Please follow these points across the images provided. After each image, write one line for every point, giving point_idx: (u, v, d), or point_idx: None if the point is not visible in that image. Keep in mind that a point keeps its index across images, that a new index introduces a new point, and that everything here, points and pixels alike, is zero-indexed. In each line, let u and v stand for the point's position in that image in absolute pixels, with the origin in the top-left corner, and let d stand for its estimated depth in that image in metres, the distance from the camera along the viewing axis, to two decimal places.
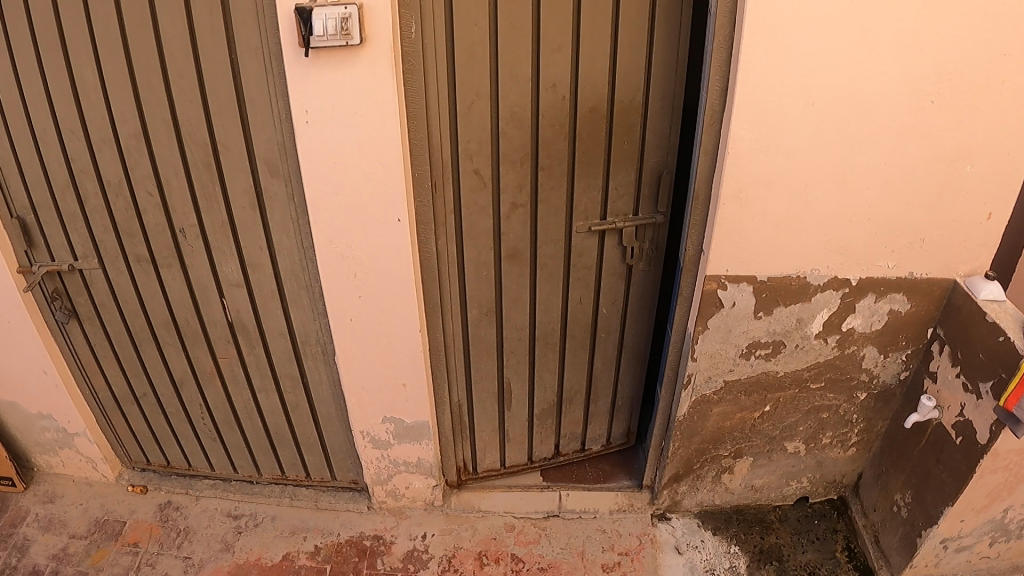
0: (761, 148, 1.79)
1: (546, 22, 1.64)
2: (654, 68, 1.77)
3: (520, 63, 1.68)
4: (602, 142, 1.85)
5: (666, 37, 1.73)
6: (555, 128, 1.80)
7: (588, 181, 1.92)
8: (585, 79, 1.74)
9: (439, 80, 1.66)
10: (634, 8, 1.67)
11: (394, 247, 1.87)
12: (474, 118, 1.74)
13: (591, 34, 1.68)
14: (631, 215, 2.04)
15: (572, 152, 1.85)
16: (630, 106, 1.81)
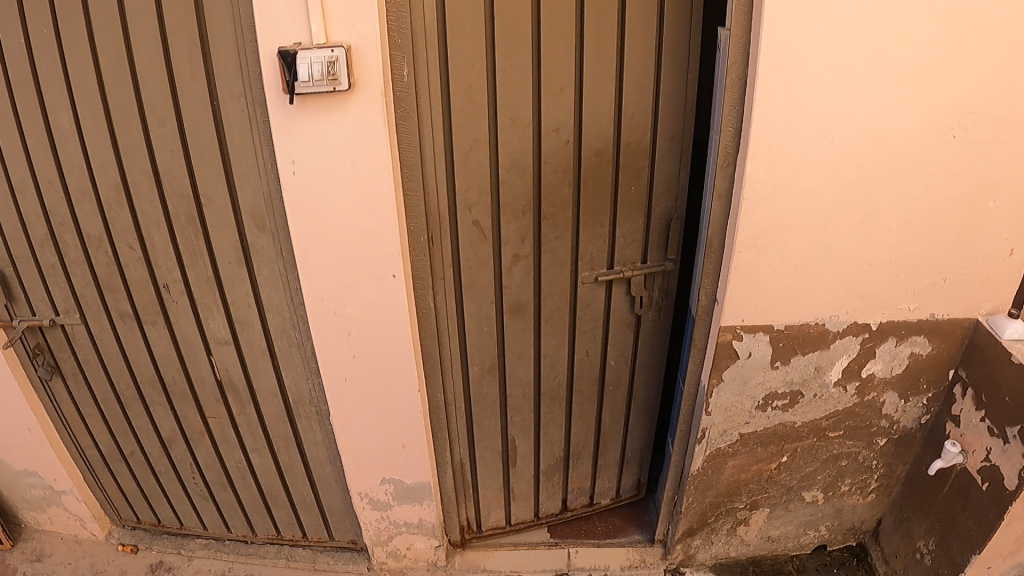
0: (780, 195, 1.66)
1: (546, 61, 1.53)
2: (663, 106, 1.66)
3: (521, 107, 1.57)
4: (608, 188, 1.74)
5: (673, 74, 1.63)
6: (559, 176, 1.68)
7: (594, 228, 1.80)
8: (589, 121, 1.63)
9: (432, 130, 1.53)
10: (640, 44, 1.57)
11: (389, 304, 1.75)
12: (472, 168, 1.61)
13: (594, 72, 1.58)
14: (640, 263, 1.93)
15: (577, 200, 1.74)
16: (637, 148, 1.70)
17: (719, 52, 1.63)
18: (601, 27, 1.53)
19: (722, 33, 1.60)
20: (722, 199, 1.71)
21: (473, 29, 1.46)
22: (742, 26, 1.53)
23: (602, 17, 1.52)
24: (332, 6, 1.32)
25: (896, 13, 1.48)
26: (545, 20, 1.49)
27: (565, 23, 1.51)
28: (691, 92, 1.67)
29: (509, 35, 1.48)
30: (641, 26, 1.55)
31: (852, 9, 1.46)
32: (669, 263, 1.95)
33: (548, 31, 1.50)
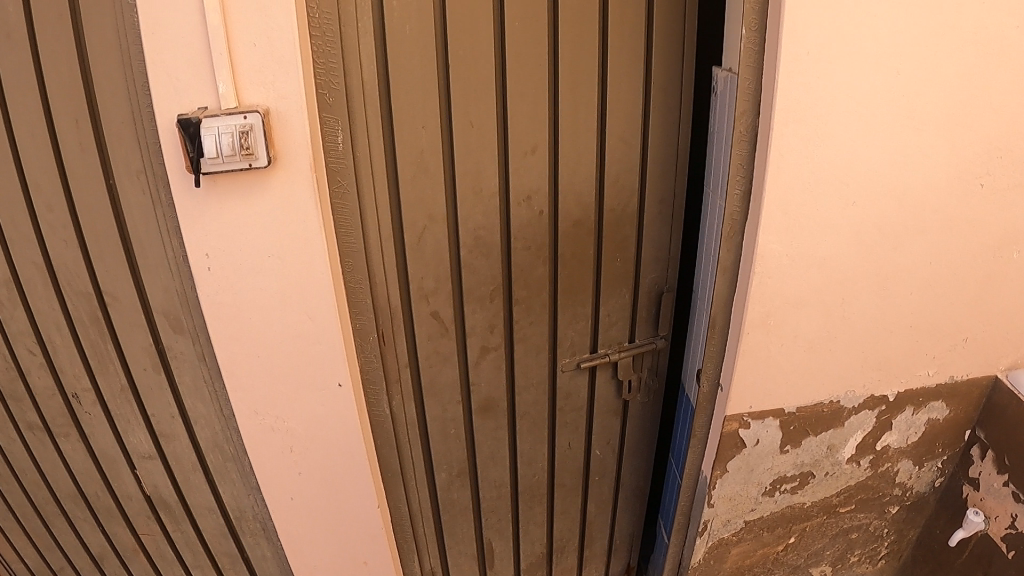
0: (797, 268, 1.38)
1: (513, 118, 1.26)
2: (651, 160, 1.41)
3: (485, 172, 1.29)
4: (589, 261, 1.47)
5: (664, 124, 1.38)
6: (531, 252, 1.40)
7: (573, 305, 1.52)
8: (566, 187, 1.36)
9: (376, 206, 1.25)
10: (623, 90, 1.32)
11: (336, 415, 1.46)
12: (429, 248, 1.33)
13: (569, 126, 1.31)
14: (626, 341, 1.66)
15: (553, 277, 1.46)
16: (623, 214, 1.44)
17: (720, 96, 1.33)
18: (578, 73, 1.27)
19: (726, 74, 1.29)
20: (725, 273, 1.42)
21: (422, 81, 1.19)
22: (750, 69, 1.22)
23: (578, 60, 1.26)
24: (244, 61, 1.03)
25: (931, 43, 1.22)
26: (510, 68, 1.22)
27: (536, 69, 1.24)
28: (683, 144, 1.42)
29: (467, 87, 1.21)
30: (624, 72, 1.30)
31: (880, 45, 1.20)
32: (659, 340, 1.68)
33: (513, 81, 1.23)
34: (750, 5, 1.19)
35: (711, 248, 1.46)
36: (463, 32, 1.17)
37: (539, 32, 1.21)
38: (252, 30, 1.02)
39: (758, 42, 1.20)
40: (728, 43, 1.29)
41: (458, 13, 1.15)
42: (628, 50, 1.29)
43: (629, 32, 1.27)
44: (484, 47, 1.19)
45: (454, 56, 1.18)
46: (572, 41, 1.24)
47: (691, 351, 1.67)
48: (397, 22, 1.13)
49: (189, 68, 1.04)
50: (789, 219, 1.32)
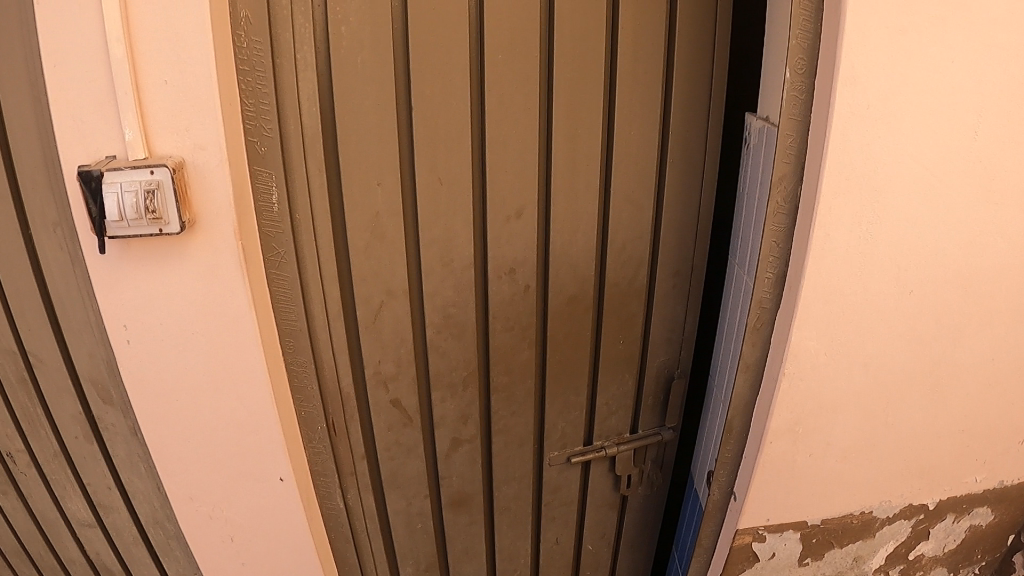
0: (839, 370, 1.12)
1: (493, 173, 0.98)
2: (667, 231, 1.11)
3: (456, 240, 1.01)
4: (586, 345, 1.20)
5: (683, 185, 1.08)
6: (514, 332, 1.13)
7: (562, 392, 1.27)
8: (561, 263, 1.08)
9: (319, 275, 0.98)
10: (639, 146, 1.03)
11: (279, 524, 1.19)
12: (385, 327, 1.06)
13: (565, 186, 1.02)
14: (628, 433, 1.40)
15: (539, 359, 1.21)
16: (630, 290, 1.16)
17: (755, 151, 1.03)
18: (578, 121, 0.99)
19: (763, 123, 0.99)
20: (749, 371, 1.13)
21: (373, 124, 0.91)
22: (794, 120, 0.92)
23: (579, 104, 0.98)
24: (153, 96, 0.79)
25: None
26: (490, 111, 0.94)
27: (524, 114, 0.96)
28: (705, 207, 1.12)
29: (433, 133, 0.94)
30: (638, 122, 1.01)
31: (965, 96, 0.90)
32: (669, 433, 1.42)
33: (494, 126, 0.95)
34: (797, 37, 0.88)
35: (736, 338, 1.16)
36: (425, 62, 0.90)
37: (529, 67, 0.94)
38: (165, 61, 0.78)
39: (806, 87, 0.90)
40: (767, 83, 0.98)
41: (423, 41, 0.89)
42: (644, 95, 1.00)
43: (647, 72, 0.98)
44: (455, 83, 0.92)
45: (416, 94, 0.91)
46: (570, 79, 0.96)
47: (706, 446, 1.41)
48: (346, 51, 0.87)
49: (92, 102, 0.80)
50: (836, 313, 1.04)
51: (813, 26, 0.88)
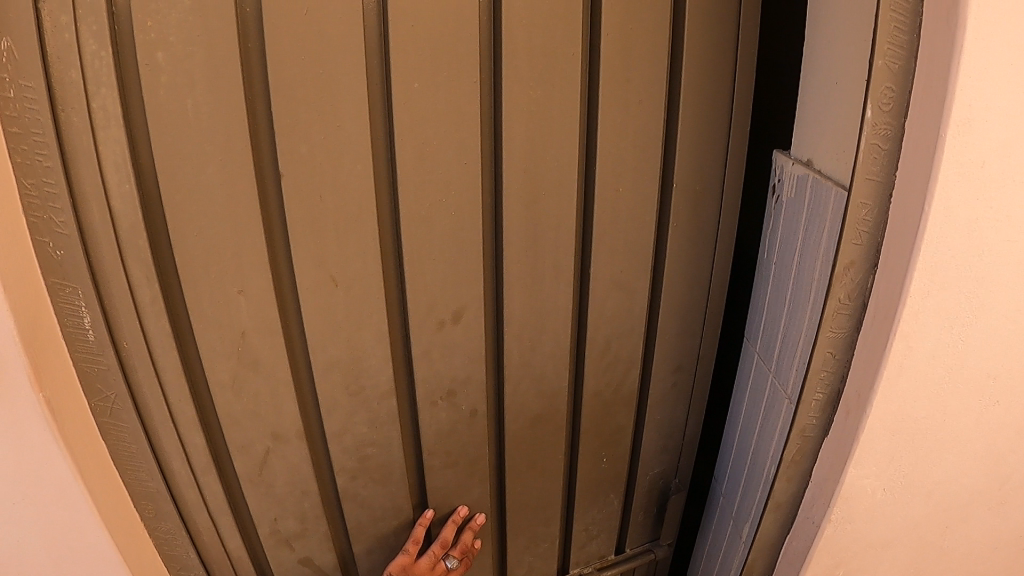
0: (909, 516, 0.77)
1: (413, 265, 0.63)
2: (664, 318, 0.80)
3: (367, 361, 0.67)
4: (560, 472, 0.87)
5: (688, 258, 0.77)
6: (463, 468, 0.78)
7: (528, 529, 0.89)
8: (522, 377, 0.75)
9: (175, 427, 0.63)
10: (630, 214, 0.70)
11: None
12: (279, 478, 0.70)
13: (526, 274, 0.69)
14: (611, 553, 0.99)
15: (495, 496, 0.84)
16: (617, 397, 0.83)
17: (795, 206, 0.68)
18: (542, 183, 0.65)
19: (812, 174, 0.64)
20: (780, 506, 0.78)
21: (219, 201, 0.55)
22: (874, 186, 0.57)
23: (545, 157, 0.64)
24: None
25: None
26: (403, 175, 0.59)
27: (461, 175, 0.61)
28: (717, 283, 0.80)
29: (317, 208, 0.58)
30: (630, 184, 0.69)
31: None
32: (666, 548, 1.02)
33: (410, 197, 0.60)
34: (885, 62, 0.53)
35: (759, 464, 0.81)
36: (298, 106, 0.54)
37: (467, 108, 0.59)
38: None
39: (895, 136, 0.55)
40: (815, 114, 0.65)
41: (287, 69, 0.52)
42: (643, 144, 0.67)
43: (642, 111, 0.66)
44: (347, 134, 0.56)
45: (285, 152, 0.55)
46: (529, 122, 0.62)
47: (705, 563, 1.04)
48: (164, 91, 0.50)
49: None
50: (915, 446, 0.70)
51: (908, 42, 0.53)
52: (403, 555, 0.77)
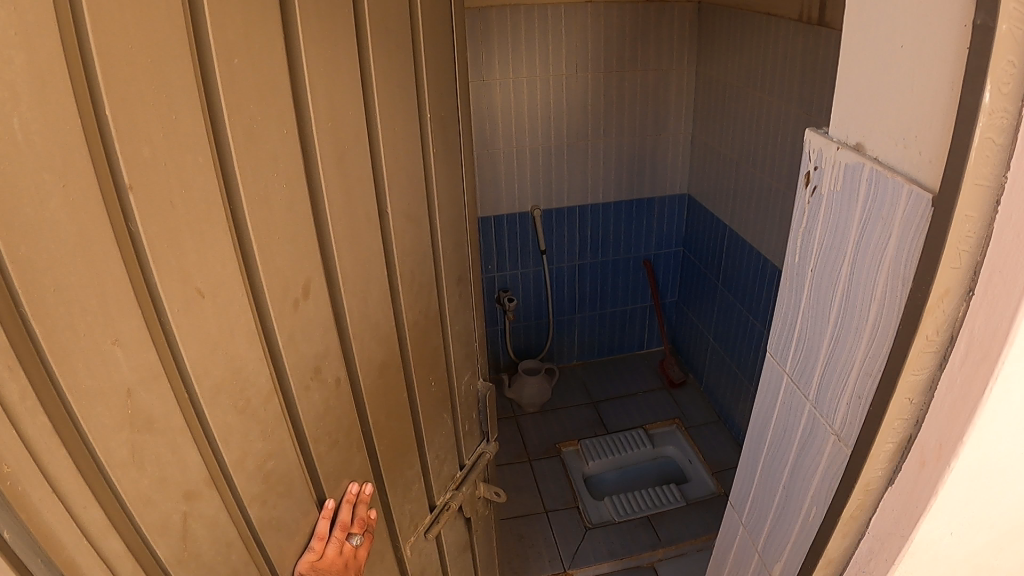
0: (976, 560, 0.65)
1: (264, 250, 0.61)
2: (442, 234, 0.86)
3: (246, 370, 0.63)
4: (411, 421, 0.89)
5: (449, 171, 0.84)
6: (343, 444, 0.77)
7: (406, 481, 0.90)
8: (368, 325, 0.76)
9: (84, 537, 0.54)
10: (403, 143, 0.75)
11: None
12: (203, 541, 0.64)
13: (349, 226, 0.69)
14: (460, 469, 1.04)
15: (373, 464, 0.84)
16: (429, 318, 0.87)
17: (842, 204, 0.58)
18: (343, 133, 0.66)
19: (869, 166, 0.54)
20: (832, 564, 0.69)
21: (72, 239, 0.47)
22: (981, 194, 0.44)
23: (342, 106, 0.65)
24: None
25: None
26: (238, 159, 0.56)
27: (285, 143, 0.60)
28: (469, 186, 0.91)
29: (175, 210, 0.52)
30: (399, 115, 0.73)
31: None
32: (492, 442, 1.10)
33: (247, 178, 0.57)
34: (1008, 27, 0.40)
35: (797, 502, 0.75)
36: (136, 111, 0.48)
37: (278, 71, 0.57)
38: None
39: (1010, 127, 0.42)
40: (866, 87, 0.55)
41: (115, 65, 0.46)
42: (401, 75, 0.72)
43: (393, 42, 0.70)
44: (183, 127, 0.51)
45: (131, 165, 0.49)
46: (323, 73, 0.62)
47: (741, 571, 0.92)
48: None
49: None
50: (1003, 489, 0.58)
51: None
52: (308, 551, 0.77)
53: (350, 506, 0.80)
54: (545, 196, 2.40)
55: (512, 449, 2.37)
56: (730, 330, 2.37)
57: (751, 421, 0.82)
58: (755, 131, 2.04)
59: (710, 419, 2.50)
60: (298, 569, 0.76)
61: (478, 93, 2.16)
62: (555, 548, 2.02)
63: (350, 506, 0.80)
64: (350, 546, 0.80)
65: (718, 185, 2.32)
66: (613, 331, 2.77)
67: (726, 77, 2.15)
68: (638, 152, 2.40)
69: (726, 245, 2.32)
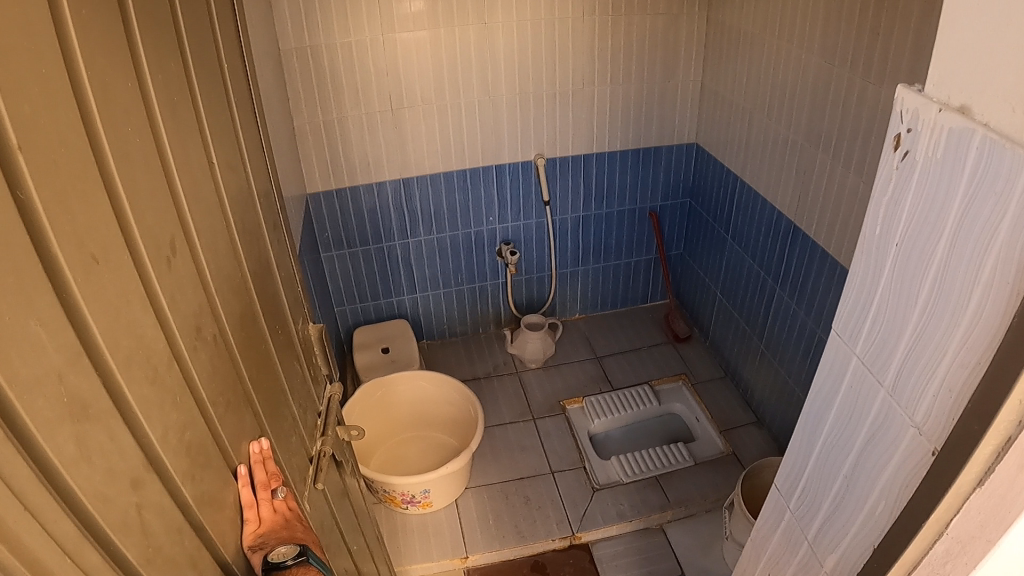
0: None
1: (135, 208, 0.53)
2: (256, 180, 0.82)
3: (147, 336, 0.55)
4: (275, 370, 0.84)
5: (249, 118, 0.81)
6: (233, 406, 0.71)
7: (286, 436, 0.88)
8: (225, 279, 0.70)
9: (66, 555, 0.46)
10: (211, 87, 0.70)
11: None
12: (159, 532, 0.56)
13: (184, 171, 0.62)
14: (318, 416, 1.03)
15: (261, 420, 0.79)
16: (263, 266, 0.83)
17: (939, 172, 0.51)
18: (170, 81, 0.60)
19: (980, 131, 0.47)
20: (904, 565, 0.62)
21: None
22: None
23: (161, 42, 0.59)
24: None
25: None
26: (97, 107, 0.48)
27: (126, 82, 0.52)
28: (265, 132, 0.88)
29: (55, 172, 0.44)
30: (201, 49, 0.68)
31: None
32: (336, 380, 1.09)
33: (104, 118, 0.49)
34: None
35: (860, 494, 0.68)
36: (8, 52, 0.40)
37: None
38: None
39: None
40: (972, 42, 0.47)
41: None
42: (201, 17, 0.68)
43: None
44: (46, 74, 0.43)
45: (15, 119, 0.40)
46: (145, 10, 0.56)
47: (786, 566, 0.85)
48: None
49: None
50: None
51: None
52: (246, 521, 0.73)
53: (261, 461, 0.77)
54: (549, 143, 2.29)
55: (516, 407, 2.30)
56: (738, 285, 2.28)
57: (807, 403, 0.75)
58: (772, 76, 1.93)
59: (715, 374, 2.43)
60: (245, 543, 0.72)
61: (479, 36, 2.03)
62: (562, 510, 1.96)
63: (260, 463, 0.76)
64: (279, 501, 0.77)
65: (726, 134, 2.22)
66: (616, 285, 2.69)
67: (741, 19, 2.03)
68: (646, 98, 2.29)
69: (737, 196, 2.22)
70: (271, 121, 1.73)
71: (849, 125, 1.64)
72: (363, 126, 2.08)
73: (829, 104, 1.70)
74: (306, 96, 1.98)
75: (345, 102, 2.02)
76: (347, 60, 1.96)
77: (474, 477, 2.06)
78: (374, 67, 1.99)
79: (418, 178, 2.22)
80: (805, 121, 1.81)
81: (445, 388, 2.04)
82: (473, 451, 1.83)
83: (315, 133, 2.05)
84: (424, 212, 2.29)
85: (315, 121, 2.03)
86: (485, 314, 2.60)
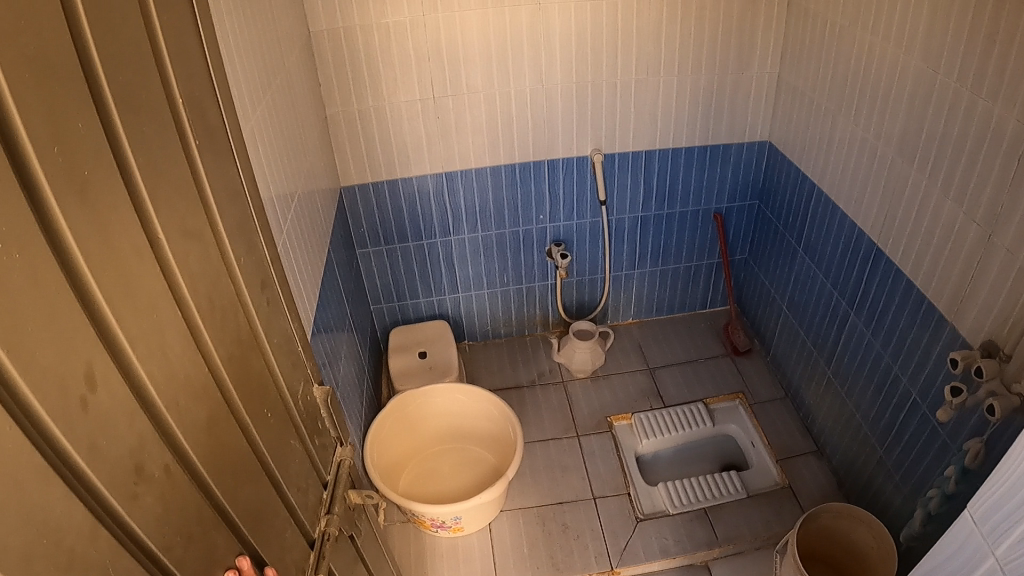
0: None
1: (27, 353, 0.39)
2: (243, 238, 0.67)
3: (51, 518, 0.41)
4: (264, 461, 0.71)
5: (230, 164, 0.66)
6: (199, 537, 0.58)
7: (279, 535, 0.74)
8: (190, 384, 0.55)
9: None
10: (171, 143, 0.54)
11: None
12: None
13: (131, 271, 0.48)
14: (324, 489, 0.89)
15: (240, 533, 0.66)
16: (244, 344, 0.66)
17: None
18: (94, 157, 0.44)
19: None
20: None
21: None
22: None
23: (77, 108, 0.43)
24: None
25: None
26: None
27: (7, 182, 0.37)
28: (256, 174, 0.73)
29: None
30: (157, 99, 0.52)
31: None
32: (347, 444, 0.97)
33: None
34: None
35: None
36: None
37: None
38: None
39: None
40: None
41: None
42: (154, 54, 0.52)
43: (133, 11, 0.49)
44: None
45: None
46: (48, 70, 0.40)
47: None
48: None
49: None
50: None
51: None
52: None
53: None
54: (607, 137, 2.11)
55: (559, 422, 2.17)
56: (808, 302, 2.10)
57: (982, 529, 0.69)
58: (861, 79, 1.73)
59: (776, 394, 2.26)
60: None
61: (533, 18, 1.85)
62: (602, 542, 1.83)
63: None
64: None
65: (802, 135, 2.03)
66: (675, 289, 2.53)
67: (830, 10, 1.82)
68: (715, 91, 2.10)
69: (812, 206, 2.03)
70: (302, 114, 1.60)
71: (955, 147, 1.43)
72: (406, 114, 1.93)
73: (927, 119, 1.50)
74: (338, 83, 1.85)
75: (382, 89, 1.88)
76: (384, 44, 1.82)
77: (510, 498, 1.94)
78: (415, 51, 1.84)
79: (462, 172, 2.08)
80: (897, 134, 1.61)
81: (484, 403, 1.91)
82: (510, 478, 1.69)
83: (348, 122, 1.92)
84: (469, 207, 2.15)
85: (348, 110, 1.90)
86: (532, 315, 2.47)
